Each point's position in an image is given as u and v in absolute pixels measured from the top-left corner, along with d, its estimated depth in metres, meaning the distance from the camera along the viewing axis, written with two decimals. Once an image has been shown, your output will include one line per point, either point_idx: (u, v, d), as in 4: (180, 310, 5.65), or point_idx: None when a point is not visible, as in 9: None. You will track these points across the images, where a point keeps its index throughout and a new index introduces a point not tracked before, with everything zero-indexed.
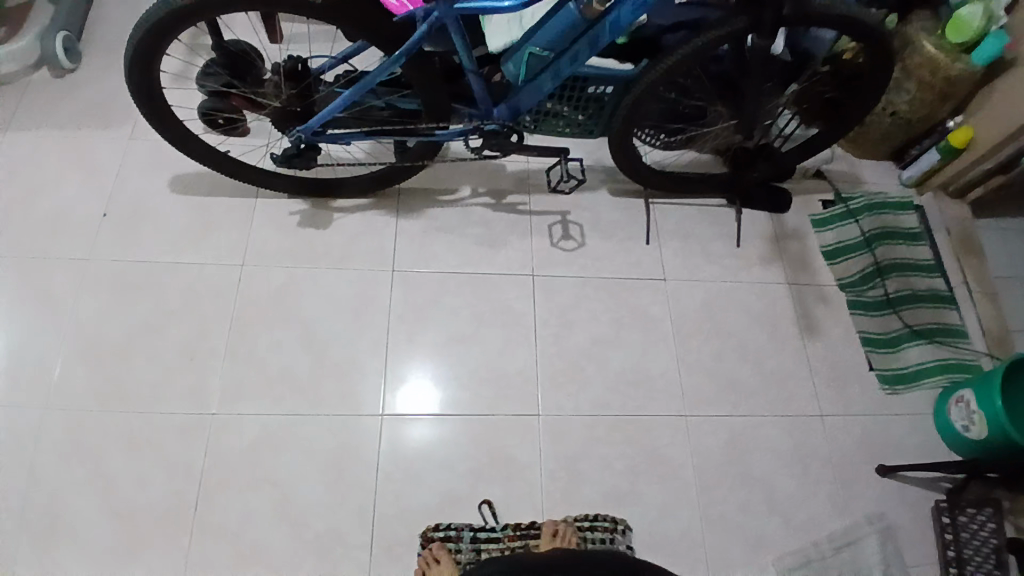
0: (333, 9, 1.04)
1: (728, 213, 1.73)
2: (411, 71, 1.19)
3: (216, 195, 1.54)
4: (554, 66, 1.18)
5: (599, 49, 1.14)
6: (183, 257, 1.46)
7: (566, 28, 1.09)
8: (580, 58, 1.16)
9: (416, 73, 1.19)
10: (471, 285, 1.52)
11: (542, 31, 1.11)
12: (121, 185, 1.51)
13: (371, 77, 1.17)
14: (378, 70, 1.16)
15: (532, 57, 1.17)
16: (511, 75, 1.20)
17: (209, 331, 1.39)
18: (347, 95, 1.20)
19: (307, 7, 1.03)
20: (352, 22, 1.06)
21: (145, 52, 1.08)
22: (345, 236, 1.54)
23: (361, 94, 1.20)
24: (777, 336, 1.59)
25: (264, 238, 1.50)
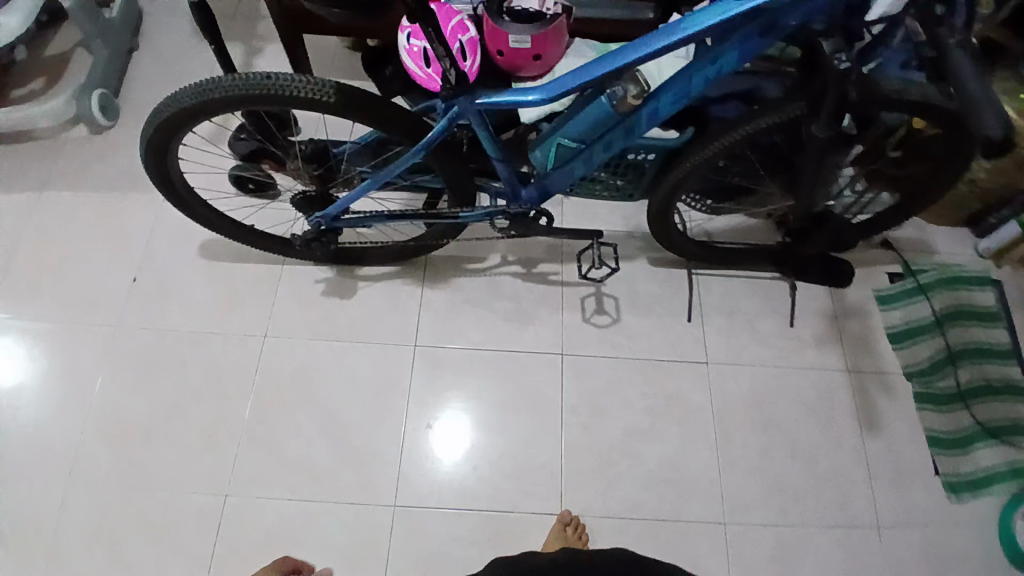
0: (347, 105, 0.97)
1: (780, 287, 1.59)
2: (433, 158, 1.11)
3: (242, 263, 1.53)
4: (585, 155, 1.06)
5: (635, 140, 1.02)
6: (207, 329, 1.45)
7: (597, 119, 0.99)
8: (614, 149, 1.05)
9: (441, 160, 1.12)
10: (497, 366, 1.45)
11: (571, 123, 1.02)
12: (154, 251, 1.52)
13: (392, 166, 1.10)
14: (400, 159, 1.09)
15: (561, 147, 1.07)
16: (539, 163, 1.12)
17: (228, 408, 1.38)
18: (368, 184, 1.14)
19: (318, 105, 0.96)
20: (368, 118, 1.00)
21: (158, 144, 1.03)
22: (369, 307, 1.49)
23: (381, 182, 1.14)
24: (833, 432, 1.44)
25: (288, 310, 1.48)
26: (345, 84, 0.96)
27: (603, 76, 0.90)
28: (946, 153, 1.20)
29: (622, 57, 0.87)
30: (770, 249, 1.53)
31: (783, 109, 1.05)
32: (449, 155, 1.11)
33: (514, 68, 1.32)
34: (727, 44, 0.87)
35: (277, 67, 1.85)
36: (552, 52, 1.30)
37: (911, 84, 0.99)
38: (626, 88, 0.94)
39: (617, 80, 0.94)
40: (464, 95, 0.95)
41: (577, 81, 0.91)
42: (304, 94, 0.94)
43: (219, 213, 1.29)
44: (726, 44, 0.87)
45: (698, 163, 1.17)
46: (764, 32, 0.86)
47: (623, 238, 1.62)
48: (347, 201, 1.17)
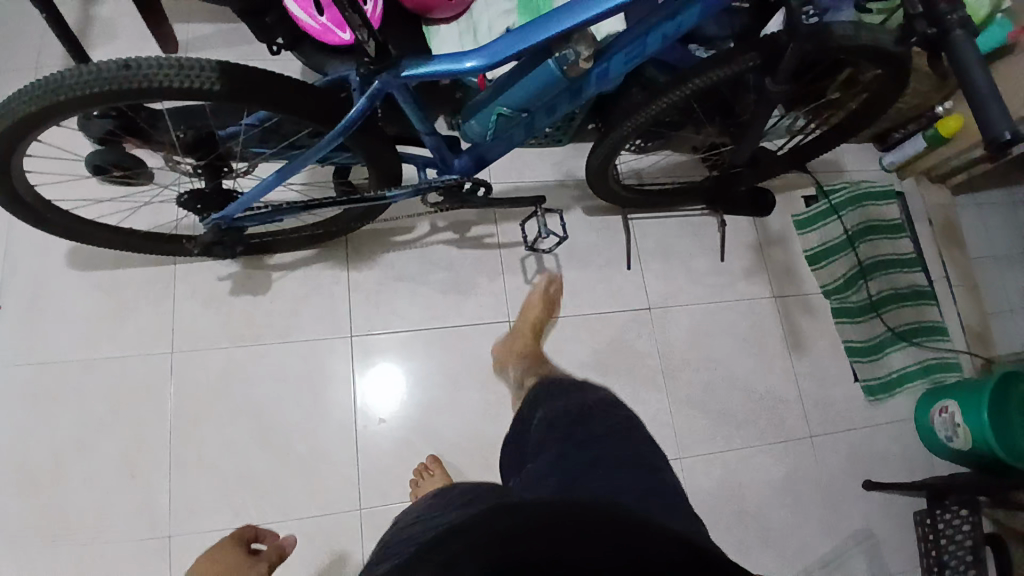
0: (237, 93, 0.79)
1: (710, 222, 1.60)
2: (352, 138, 0.96)
3: (127, 266, 1.30)
4: (528, 121, 0.96)
5: (583, 102, 0.94)
6: (99, 350, 1.25)
7: (542, 86, 0.87)
8: (558, 111, 0.95)
9: (360, 141, 0.97)
10: (443, 343, 1.37)
11: (512, 90, 0.88)
12: (14, 267, 1.27)
13: (305, 157, 0.94)
14: (313, 148, 0.94)
15: (500, 116, 0.94)
16: (475, 136, 0.99)
17: (147, 436, 1.22)
18: (275, 178, 0.97)
19: (203, 95, 0.78)
20: (268, 105, 0.82)
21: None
22: (291, 300, 1.34)
23: (291, 174, 0.98)
24: (767, 358, 1.53)
25: (196, 316, 1.30)
26: (234, 64, 0.78)
27: (551, 38, 0.79)
28: (876, 89, 1.22)
29: (579, 17, 0.77)
30: (703, 187, 1.52)
31: (735, 61, 1.00)
32: (370, 135, 0.97)
33: (424, 9, 1.14)
34: None
35: (123, 13, 1.49)
36: None
37: (860, 28, 0.95)
38: (578, 50, 0.82)
39: (566, 41, 0.81)
40: (388, 69, 0.80)
41: (525, 45, 0.79)
42: (183, 84, 0.76)
43: (80, 219, 1.05)
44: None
45: (643, 120, 1.11)
46: None
47: (557, 189, 1.54)
48: (253, 196, 1.00)
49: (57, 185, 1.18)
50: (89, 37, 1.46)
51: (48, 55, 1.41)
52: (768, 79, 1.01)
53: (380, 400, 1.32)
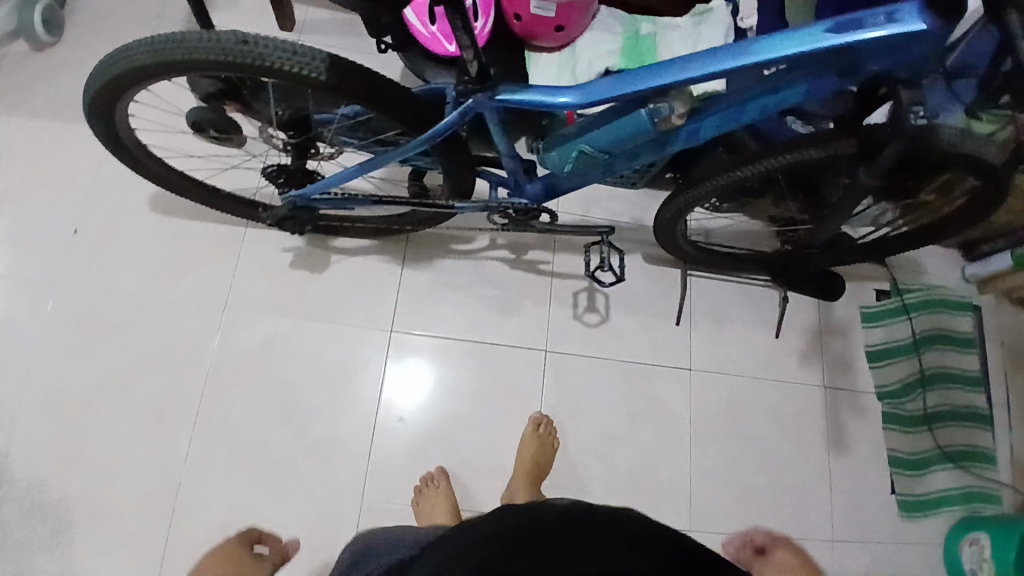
0: (336, 86, 0.83)
1: (770, 295, 1.55)
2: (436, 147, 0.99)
3: (201, 220, 1.38)
4: (607, 164, 0.96)
5: (666, 154, 0.93)
6: (160, 294, 1.33)
7: (629, 134, 0.88)
8: (640, 158, 0.95)
9: (443, 151, 1.00)
10: (477, 358, 1.38)
11: (598, 132, 0.89)
12: (103, 203, 1.37)
13: (388, 157, 0.98)
14: (398, 151, 0.97)
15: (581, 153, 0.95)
16: (553, 166, 1.00)
17: (180, 385, 1.28)
18: (356, 171, 1.01)
19: (307, 82, 0.82)
20: (364, 102, 0.86)
21: (101, 91, 0.88)
22: (343, 284, 1.38)
23: (371, 170, 1.01)
24: (802, 448, 1.46)
25: (251, 279, 1.35)
26: (342, 59, 0.82)
27: (649, 91, 0.80)
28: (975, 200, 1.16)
29: (681, 74, 0.77)
30: (771, 259, 1.48)
31: (829, 145, 0.98)
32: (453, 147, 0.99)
33: (529, 35, 1.17)
34: (796, 78, 0.79)
35: None
36: (575, 25, 1.16)
37: (970, 136, 0.92)
38: (672, 106, 0.83)
39: (662, 96, 0.82)
40: (483, 90, 0.83)
41: (622, 92, 0.80)
42: (290, 68, 0.80)
43: (169, 168, 1.11)
44: (796, 76, 0.79)
45: (722, 183, 1.10)
46: (843, 72, 0.78)
47: (620, 230, 1.53)
48: (333, 182, 1.04)
49: (157, 133, 1.27)
50: (215, 4, 1.57)
51: (175, 16, 1.52)
52: (860, 171, 0.98)
53: (397, 401, 1.33)
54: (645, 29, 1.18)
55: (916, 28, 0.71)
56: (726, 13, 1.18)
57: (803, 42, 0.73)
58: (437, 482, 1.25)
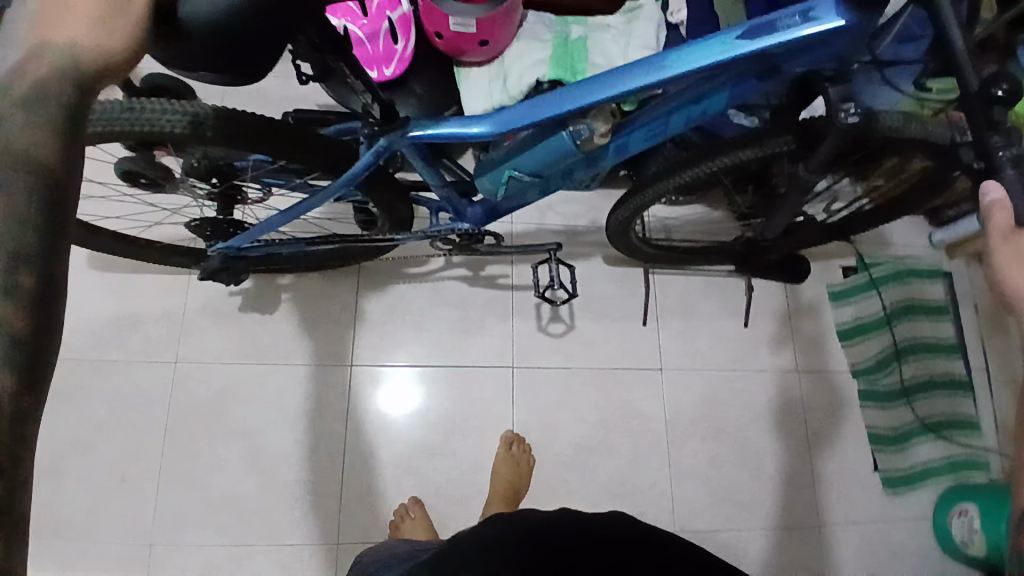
0: (228, 138, 0.80)
1: (736, 284, 1.53)
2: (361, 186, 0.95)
3: (143, 272, 1.33)
4: (542, 186, 0.92)
5: (599, 170, 0.90)
6: (107, 353, 1.28)
7: (556, 156, 0.84)
8: (573, 177, 0.92)
9: (372, 188, 0.96)
10: (443, 382, 1.35)
11: (524, 156, 0.85)
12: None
13: (311, 201, 0.94)
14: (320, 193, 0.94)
15: (513, 178, 0.91)
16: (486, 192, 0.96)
17: (139, 444, 1.24)
18: (281, 216, 0.98)
19: (198, 139, 0.80)
20: (264, 147, 0.83)
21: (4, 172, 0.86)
22: (298, 323, 1.34)
23: (296, 215, 0.98)
24: (782, 436, 1.45)
25: (202, 328, 1.31)
26: (231, 109, 0.80)
27: (567, 113, 0.76)
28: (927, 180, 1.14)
29: (597, 93, 0.74)
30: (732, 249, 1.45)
31: (767, 144, 0.95)
32: (380, 183, 0.96)
33: (455, 51, 1.12)
34: (717, 86, 0.76)
35: None
36: (500, 37, 1.11)
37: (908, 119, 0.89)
38: (593, 126, 0.80)
39: (582, 116, 0.78)
40: (392, 129, 0.80)
41: (539, 116, 0.77)
42: (175, 127, 0.77)
43: (97, 228, 1.08)
44: (717, 83, 0.76)
45: (666, 188, 1.07)
46: (765, 76, 0.75)
47: (578, 235, 1.50)
48: (261, 231, 1.01)
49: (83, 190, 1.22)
50: None
51: None
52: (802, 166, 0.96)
53: (365, 437, 1.30)
54: (576, 33, 1.15)
55: (837, 25, 0.66)
56: (656, 8, 1.15)
57: (716, 50, 0.70)
58: (414, 514, 1.22)
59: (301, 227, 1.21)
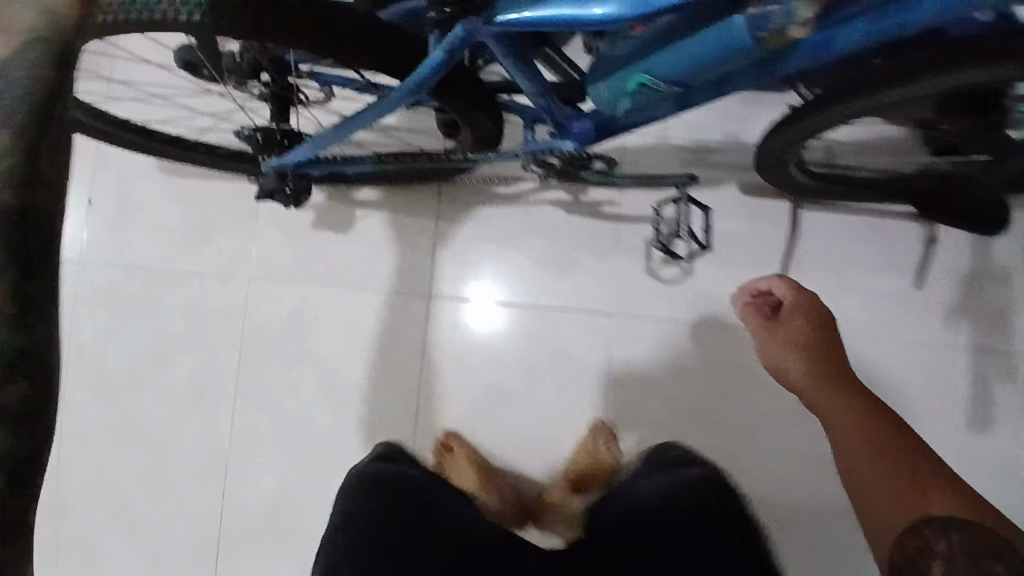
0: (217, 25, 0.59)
1: (909, 230, 1.19)
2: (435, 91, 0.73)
3: (213, 178, 1.21)
4: (683, 95, 0.66)
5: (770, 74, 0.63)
6: (180, 265, 1.21)
7: (717, 53, 0.57)
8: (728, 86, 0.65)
9: (446, 94, 0.74)
10: (528, 323, 1.18)
11: (666, 54, 0.59)
12: (114, 161, 1.22)
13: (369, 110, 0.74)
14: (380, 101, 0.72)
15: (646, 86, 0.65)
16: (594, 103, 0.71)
17: (216, 361, 1.20)
18: (336, 128, 0.78)
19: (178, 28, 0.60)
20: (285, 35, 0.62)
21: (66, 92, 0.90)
22: (371, 244, 1.19)
23: (353, 126, 0.78)
24: (944, 428, 1.16)
25: (272, 244, 1.20)
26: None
27: None
28: None
29: None
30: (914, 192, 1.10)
31: None
32: (457, 85, 0.73)
33: None
34: None
35: None
36: None
37: None
38: (793, 9, 0.51)
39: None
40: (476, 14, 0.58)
41: None
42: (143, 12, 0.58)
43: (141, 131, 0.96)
44: None
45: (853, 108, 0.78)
46: None
47: (709, 155, 1.19)
48: (318, 147, 0.83)
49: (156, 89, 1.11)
50: None
51: None
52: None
53: (439, 375, 1.17)
54: None
55: None
56: None
57: None
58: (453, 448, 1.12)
59: (373, 139, 1.01)
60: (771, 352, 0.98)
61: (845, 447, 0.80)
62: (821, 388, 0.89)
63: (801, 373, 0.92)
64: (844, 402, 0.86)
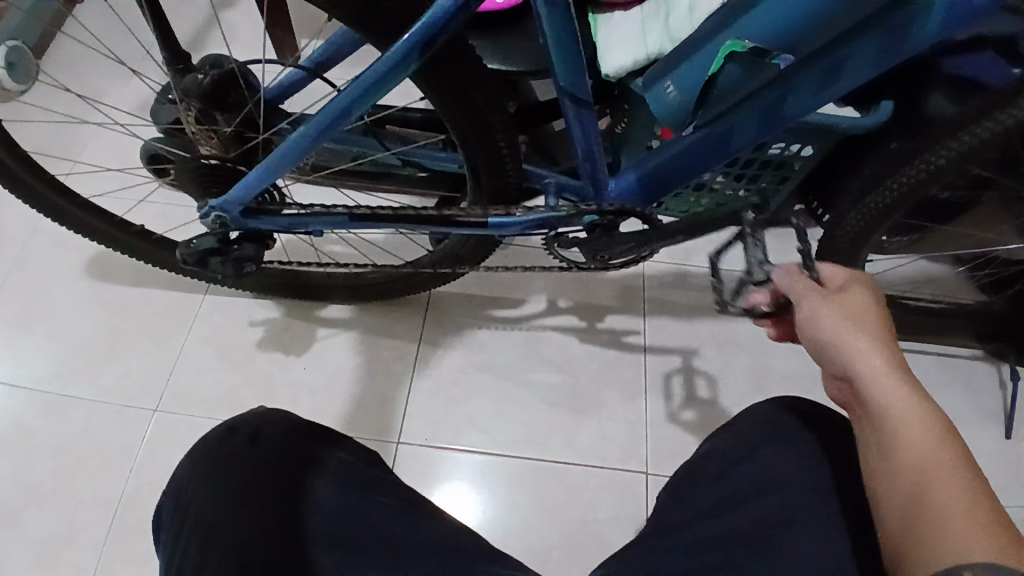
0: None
1: (985, 376, 0.95)
2: (422, 84, 0.54)
3: (145, 285, 0.96)
4: (769, 86, 0.60)
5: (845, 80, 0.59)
6: (66, 389, 0.88)
7: (802, 18, 0.53)
8: (827, 36, 0.54)
9: (449, 94, 0.55)
10: (534, 482, 0.85)
11: (743, 24, 0.54)
12: (31, 260, 0.97)
13: (337, 101, 0.53)
14: (354, 86, 0.52)
15: (733, 64, 0.57)
16: (671, 100, 0.61)
17: (76, 529, 0.80)
18: (295, 139, 0.56)
19: None
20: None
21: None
22: (332, 371, 0.92)
23: (320, 138, 0.56)
24: None
25: (201, 368, 0.91)
26: None
27: None
28: None
29: None
30: (971, 315, 0.91)
31: None
32: (462, 87, 0.54)
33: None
34: None
35: None
36: None
37: None
38: None
39: None
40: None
41: None
42: None
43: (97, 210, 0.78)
44: None
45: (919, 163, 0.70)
46: None
47: None
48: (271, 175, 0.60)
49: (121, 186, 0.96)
50: None
51: None
52: None
53: None
54: None
55: None
56: None
57: None
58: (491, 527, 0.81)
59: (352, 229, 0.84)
60: (837, 327, 0.46)
61: (883, 465, 0.39)
62: (890, 368, 0.42)
63: (873, 361, 0.43)
64: (915, 406, 0.40)
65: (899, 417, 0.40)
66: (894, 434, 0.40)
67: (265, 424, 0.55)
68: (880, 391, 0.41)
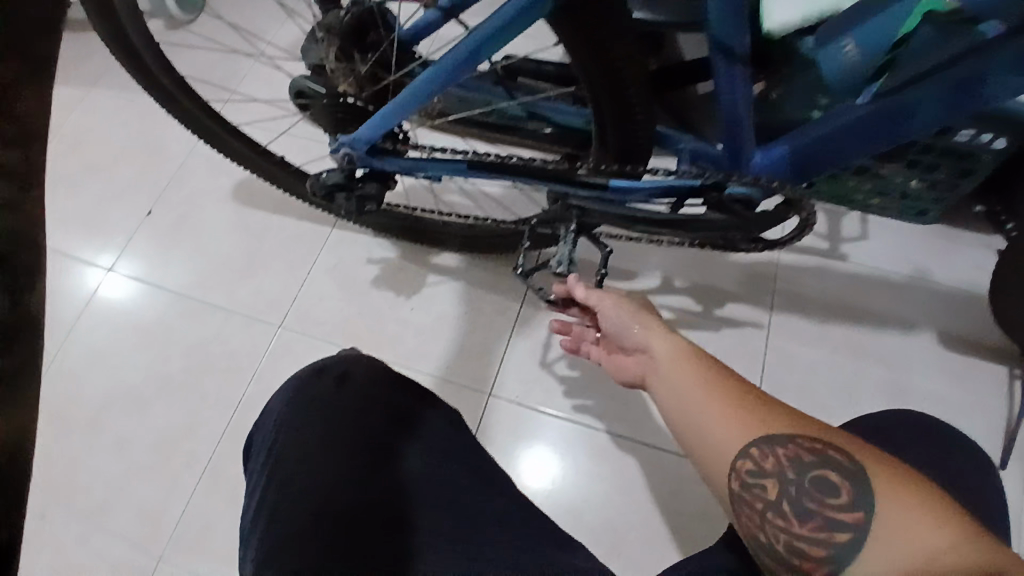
0: None
1: None
2: (558, 32, 0.50)
3: (282, 213, 1.04)
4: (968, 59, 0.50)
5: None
6: (208, 296, 0.99)
7: None
8: None
9: (584, 47, 0.51)
10: (616, 459, 0.83)
11: None
12: (192, 178, 1.08)
13: (466, 44, 0.51)
14: (484, 28, 0.50)
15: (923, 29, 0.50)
16: (847, 60, 0.56)
17: (199, 421, 0.91)
18: (422, 80, 0.55)
19: None
20: None
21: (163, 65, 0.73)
22: (434, 316, 0.94)
23: (446, 81, 0.55)
24: None
25: (320, 295, 0.97)
26: None
27: None
28: None
29: None
30: None
31: None
32: (601, 37, 0.50)
33: None
34: None
35: None
36: None
37: None
38: None
39: None
40: None
41: None
42: None
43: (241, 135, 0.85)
44: None
45: None
46: None
47: (895, 287, 0.88)
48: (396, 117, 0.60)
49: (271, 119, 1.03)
50: None
51: None
52: None
53: None
54: None
55: None
56: None
57: None
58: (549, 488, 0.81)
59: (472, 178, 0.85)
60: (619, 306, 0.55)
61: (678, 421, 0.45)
62: (660, 325, 0.52)
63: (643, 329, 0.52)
64: (676, 358, 0.48)
65: (672, 382, 0.47)
66: (667, 379, 0.47)
67: (353, 368, 0.58)
68: (650, 350, 0.50)
